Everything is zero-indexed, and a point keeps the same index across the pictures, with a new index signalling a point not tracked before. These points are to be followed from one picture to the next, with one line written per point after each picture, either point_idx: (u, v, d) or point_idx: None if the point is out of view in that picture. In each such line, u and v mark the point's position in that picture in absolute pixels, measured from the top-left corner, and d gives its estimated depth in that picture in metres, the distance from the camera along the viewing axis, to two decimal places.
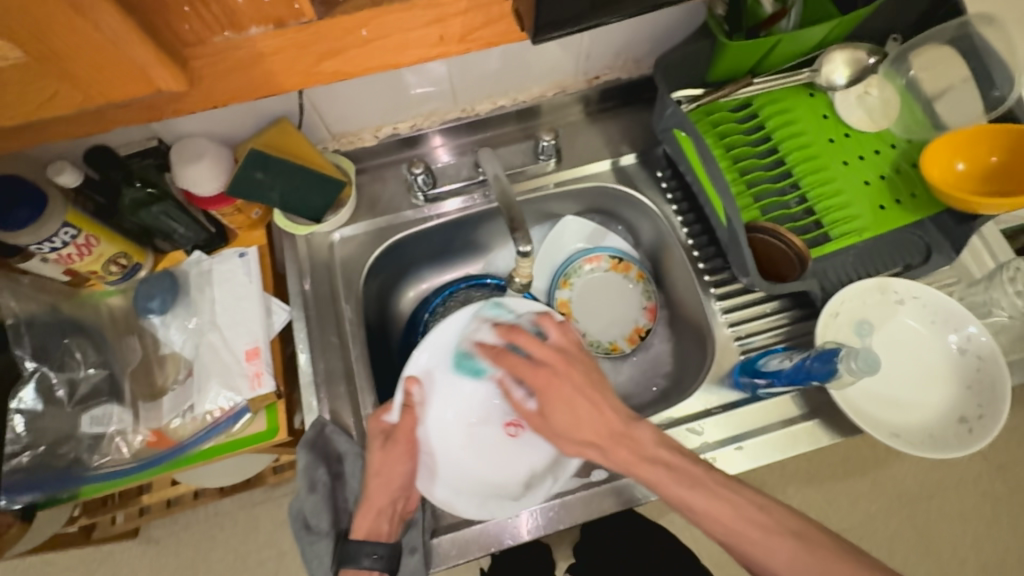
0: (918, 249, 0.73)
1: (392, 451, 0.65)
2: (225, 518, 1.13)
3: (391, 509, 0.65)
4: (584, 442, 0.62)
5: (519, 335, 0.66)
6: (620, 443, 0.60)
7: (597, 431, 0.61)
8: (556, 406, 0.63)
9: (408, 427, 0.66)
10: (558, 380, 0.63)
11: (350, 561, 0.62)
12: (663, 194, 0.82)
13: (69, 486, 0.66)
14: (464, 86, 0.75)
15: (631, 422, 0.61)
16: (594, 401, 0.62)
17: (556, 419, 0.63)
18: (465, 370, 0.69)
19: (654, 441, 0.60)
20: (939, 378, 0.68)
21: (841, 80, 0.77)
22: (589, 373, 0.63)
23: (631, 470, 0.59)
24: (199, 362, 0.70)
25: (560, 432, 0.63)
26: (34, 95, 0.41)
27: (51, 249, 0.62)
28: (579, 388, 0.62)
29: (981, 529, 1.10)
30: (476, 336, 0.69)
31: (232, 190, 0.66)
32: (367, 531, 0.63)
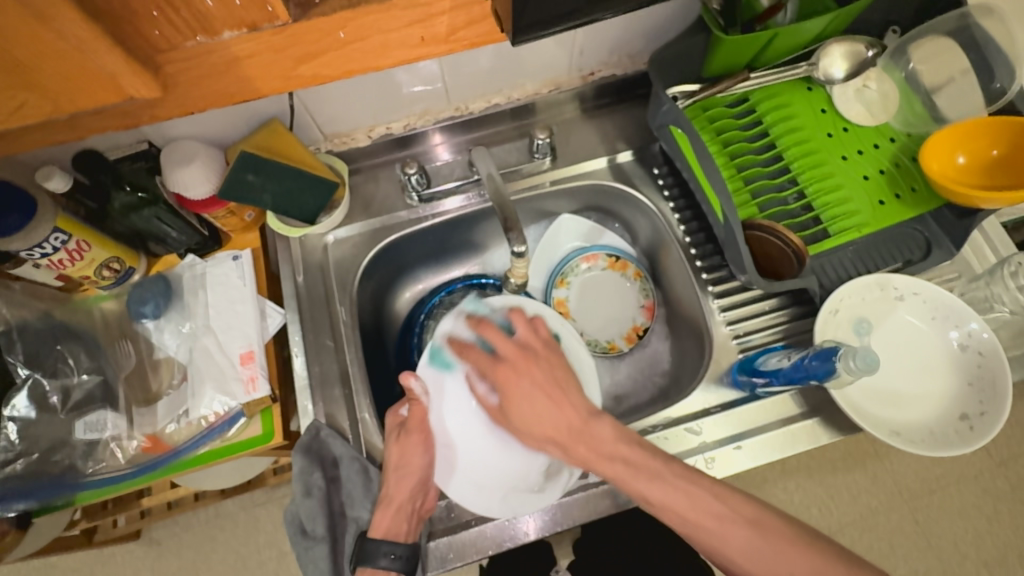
0: (917, 243, 0.72)
1: (405, 440, 0.66)
2: (226, 519, 1.13)
3: (410, 506, 0.64)
4: (541, 437, 0.62)
5: (489, 330, 0.66)
6: (579, 440, 0.60)
7: (559, 429, 0.61)
8: (515, 401, 0.63)
9: (419, 416, 0.67)
10: (517, 375, 0.63)
11: (369, 560, 0.62)
12: (660, 191, 0.81)
13: (63, 492, 0.65)
14: (457, 85, 0.74)
15: (590, 419, 0.61)
16: (554, 398, 0.62)
17: (516, 413, 0.63)
18: (440, 363, 0.68)
19: (613, 437, 0.60)
20: (940, 375, 0.67)
21: (840, 74, 0.75)
22: (552, 370, 0.63)
23: (591, 467, 0.60)
24: (194, 366, 0.69)
25: (520, 427, 0.63)
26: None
27: (42, 254, 0.62)
28: (541, 384, 0.62)
29: (983, 523, 1.09)
30: (449, 331, 0.68)
31: (222, 192, 0.65)
32: (386, 529, 0.63)
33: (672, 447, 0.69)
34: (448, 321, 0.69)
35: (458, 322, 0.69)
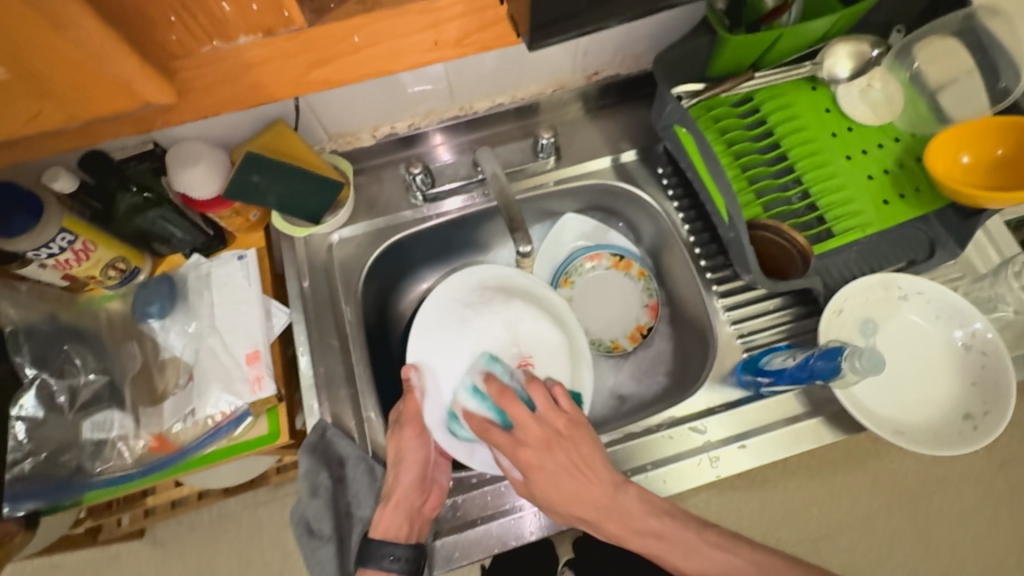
0: (921, 243, 0.73)
1: (400, 435, 0.67)
2: (230, 518, 1.14)
3: (410, 504, 0.64)
4: (573, 517, 0.60)
5: (511, 404, 0.62)
6: (609, 517, 0.60)
7: (590, 508, 0.60)
8: (543, 485, 0.60)
9: (414, 410, 0.67)
10: (545, 463, 0.60)
11: (371, 561, 0.62)
12: (664, 191, 0.81)
13: (70, 492, 0.66)
14: (462, 85, 0.74)
15: (619, 495, 0.60)
16: (582, 478, 0.60)
17: (546, 493, 0.60)
18: (457, 434, 0.66)
19: (643, 511, 0.60)
20: (943, 375, 0.67)
21: (844, 74, 0.76)
22: (577, 450, 0.60)
23: (622, 541, 0.60)
24: (200, 366, 0.70)
25: (548, 505, 0.61)
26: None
27: (48, 255, 0.62)
28: (572, 465, 0.60)
29: (984, 522, 1.10)
30: (466, 403, 0.65)
31: (229, 193, 0.65)
32: (386, 530, 0.63)
33: (676, 447, 0.69)
34: (464, 386, 0.66)
35: (475, 392, 0.65)
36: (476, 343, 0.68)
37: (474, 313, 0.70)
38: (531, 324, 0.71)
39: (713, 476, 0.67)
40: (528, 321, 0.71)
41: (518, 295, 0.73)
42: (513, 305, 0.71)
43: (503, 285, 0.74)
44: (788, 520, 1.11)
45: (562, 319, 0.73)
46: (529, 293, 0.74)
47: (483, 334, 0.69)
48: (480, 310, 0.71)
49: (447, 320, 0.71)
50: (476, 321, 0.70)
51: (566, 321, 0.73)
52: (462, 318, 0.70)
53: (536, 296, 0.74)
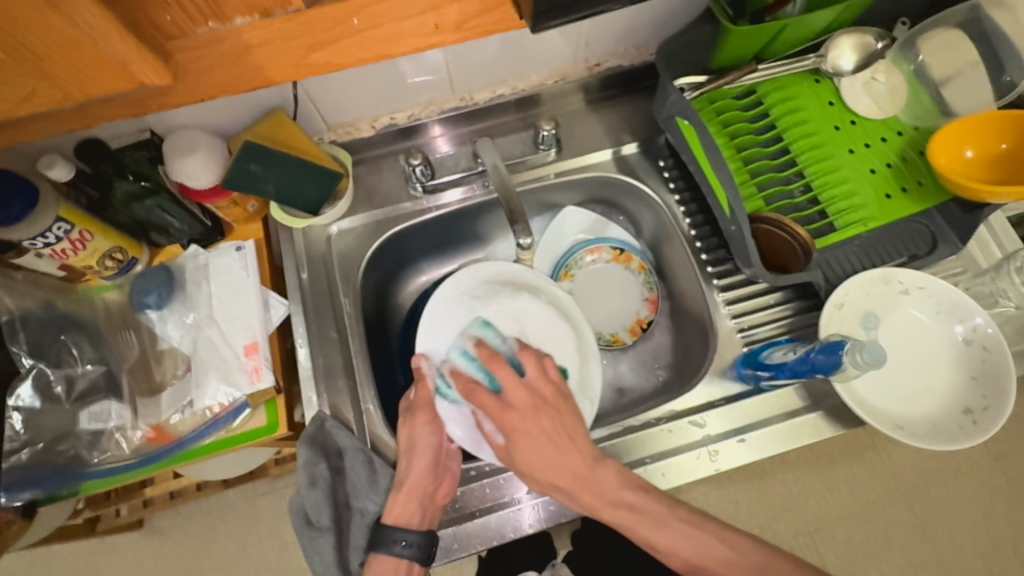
0: (923, 238, 0.72)
1: (414, 423, 0.66)
2: (228, 509, 1.14)
3: (422, 491, 0.64)
4: (546, 483, 0.60)
5: (499, 367, 0.62)
6: (585, 487, 0.60)
7: (566, 476, 0.59)
8: (523, 448, 0.59)
9: (425, 397, 0.67)
10: (526, 426, 0.59)
11: (382, 545, 0.62)
12: (665, 183, 0.81)
13: (68, 482, 0.65)
14: (462, 74, 0.74)
15: (596, 465, 0.60)
16: (562, 446, 0.59)
17: (522, 457, 0.60)
18: (446, 396, 0.66)
19: (617, 483, 0.60)
20: (943, 370, 0.67)
21: (848, 66, 0.75)
22: (561, 419, 0.60)
23: (595, 512, 0.60)
24: (197, 358, 0.69)
25: (525, 471, 0.60)
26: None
27: (45, 244, 0.62)
28: (552, 431, 0.59)
29: (980, 515, 1.10)
30: (455, 364, 0.66)
31: (226, 183, 0.65)
32: (398, 516, 0.63)
33: (676, 440, 0.69)
34: (455, 348, 0.67)
35: (467, 353, 0.66)
36: (483, 331, 0.68)
37: (482, 302, 0.70)
38: (538, 316, 0.70)
39: (712, 470, 0.67)
40: (534, 313, 0.70)
41: (525, 289, 0.73)
42: (521, 297, 0.71)
43: (507, 280, 0.74)
44: (785, 514, 1.11)
45: (568, 314, 0.73)
46: (533, 287, 0.73)
47: (491, 322, 0.69)
48: (487, 299, 0.70)
49: (455, 309, 0.71)
50: (484, 311, 0.69)
51: (573, 316, 0.73)
52: (470, 308, 0.70)
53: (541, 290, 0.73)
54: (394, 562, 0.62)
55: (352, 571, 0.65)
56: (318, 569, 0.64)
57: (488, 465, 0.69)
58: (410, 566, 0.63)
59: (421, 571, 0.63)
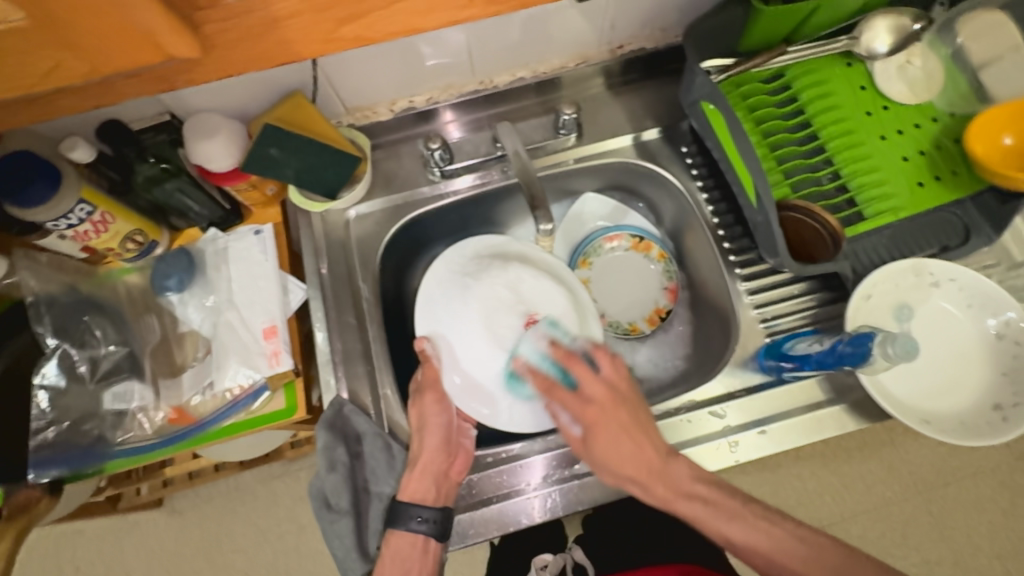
0: (955, 229, 0.70)
1: (421, 402, 0.66)
2: (245, 491, 1.16)
3: (436, 468, 0.64)
4: (623, 477, 0.60)
5: (578, 364, 0.64)
6: (658, 479, 0.60)
7: (639, 469, 0.59)
8: (602, 442, 0.60)
9: (432, 376, 0.67)
10: (606, 418, 0.61)
11: (398, 522, 0.62)
12: (688, 170, 0.79)
13: (92, 461, 0.66)
14: (482, 58, 0.72)
15: (668, 459, 0.60)
16: (638, 438, 0.60)
17: (601, 452, 0.60)
18: (518, 390, 0.66)
19: (691, 477, 0.60)
20: (971, 364, 0.65)
21: (883, 49, 0.73)
22: (637, 413, 0.61)
23: (672, 506, 0.59)
24: (218, 340, 0.70)
25: (602, 465, 0.60)
26: (34, 64, 0.36)
27: (68, 226, 0.62)
28: (627, 427, 0.60)
29: (999, 514, 1.08)
30: (528, 360, 0.66)
31: (246, 166, 0.64)
32: (413, 493, 0.63)
33: (695, 431, 0.68)
34: (524, 344, 0.67)
35: (540, 352, 0.66)
36: (480, 305, 0.68)
37: (475, 278, 0.71)
38: (532, 283, 0.71)
39: (732, 461, 0.66)
40: (529, 280, 0.71)
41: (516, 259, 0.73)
42: (512, 266, 0.71)
43: (500, 253, 0.74)
44: (799, 507, 1.10)
45: (562, 278, 0.73)
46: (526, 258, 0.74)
47: (486, 295, 0.69)
48: (482, 273, 0.71)
49: (450, 289, 0.71)
50: (478, 286, 0.70)
51: (568, 279, 0.74)
52: (465, 284, 0.70)
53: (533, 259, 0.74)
54: (412, 537, 0.62)
55: (370, 554, 0.65)
56: (338, 552, 0.65)
57: (504, 452, 0.69)
58: (427, 542, 0.62)
59: (437, 548, 0.63)
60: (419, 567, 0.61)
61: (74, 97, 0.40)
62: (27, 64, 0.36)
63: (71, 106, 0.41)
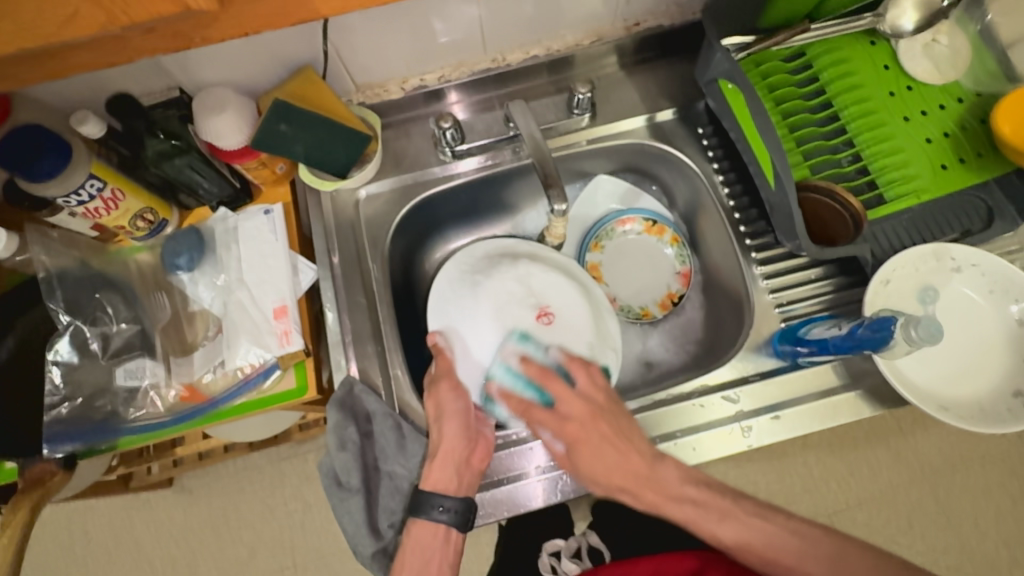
0: (978, 213, 0.68)
1: (438, 394, 0.64)
2: (254, 471, 1.17)
3: (457, 456, 0.62)
4: (610, 485, 0.60)
5: (553, 382, 0.62)
6: (647, 486, 0.60)
7: (628, 478, 0.60)
8: (587, 456, 0.60)
9: (446, 366, 0.65)
10: (585, 434, 0.60)
11: (421, 510, 0.61)
12: (704, 152, 0.77)
13: (106, 437, 0.67)
14: (495, 34, 0.71)
15: (655, 463, 0.60)
16: (623, 448, 0.60)
17: (586, 465, 0.60)
18: (494, 413, 0.64)
19: (681, 480, 0.60)
20: (991, 350, 0.64)
21: (910, 26, 0.70)
22: (618, 424, 0.61)
23: (661, 509, 0.60)
24: (229, 319, 0.69)
25: (590, 477, 0.60)
26: (50, 12, 0.33)
27: (78, 202, 0.62)
28: (610, 437, 0.60)
29: (1007, 504, 1.07)
30: (500, 383, 0.63)
31: (255, 144, 0.64)
32: (435, 482, 0.61)
33: (708, 415, 0.68)
34: (498, 364, 0.64)
35: (512, 370, 0.64)
36: (493, 299, 0.68)
37: (486, 274, 0.71)
38: (543, 277, 0.70)
39: (744, 445, 0.66)
40: (539, 275, 0.70)
41: (525, 256, 0.73)
42: (521, 262, 0.71)
43: (508, 251, 0.74)
44: (806, 495, 1.10)
45: (574, 274, 0.73)
46: (536, 255, 0.74)
47: (498, 290, 0.69)
48: (491, 270, 0.71)
49: (460, 286, 0.71)
50: (489, 282, 0.69)
51: (580, 277, 0.73)
52: (475, 282, 0.70)
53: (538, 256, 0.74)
54: (433, 527, 0.61)
55: (381, 532, 0.65)
56: (349, 529, 0.65)
57: (514, 434, 0.68)
58: (448, 531, 0.62)
59: (459, 538, 0.62)
60: (439, 558, 0.61)
61: (91, 54, 0.37)
62: (43, 12, 0.33)
63: (88, 64, 0.38)
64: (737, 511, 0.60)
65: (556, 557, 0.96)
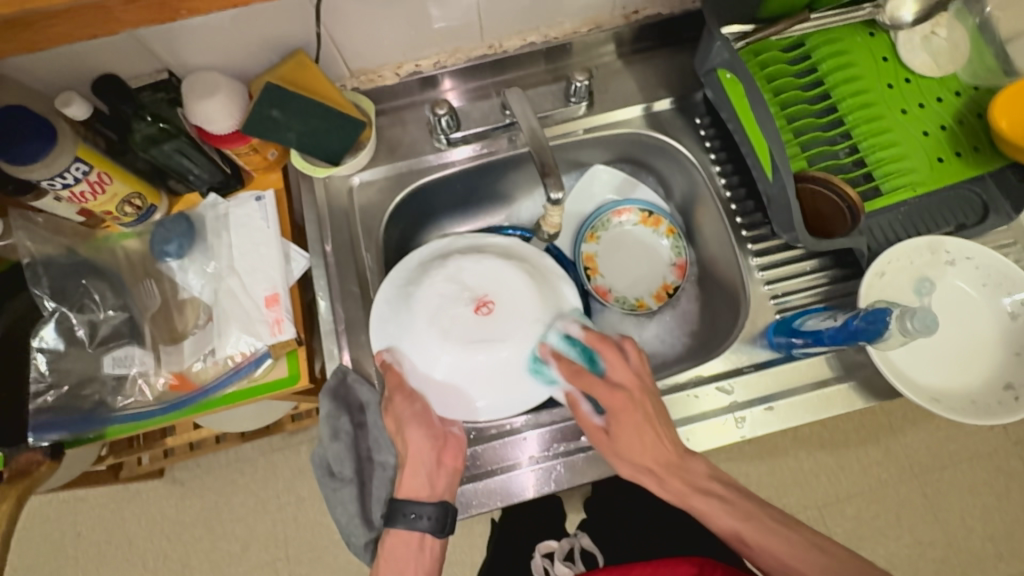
0: (973, 208, 0.68)
1: (394, 409, 0.63)
2: (246, 463, 1.16)
3: (427, 461, 0.61)
4: (642, 469, 0.60)
5: (610, 350, 0.63)
6: (675, 474, 0.60)
7: (659, 461, 0.60)
8: (625, 432, 0.60)
9: (393, 382, 0.64)
10: (633, 406, 0.60)
11: (396, 520, 0.60)
12: (701, 143, 0.77)
13: (94, 425, 0.66)
14: (492, 20, 0.70)
15: (686, 454, 0.61)
16: (662, 430, 0.60)
17: (623, 444, 0.60)
18: (540, 377, 0.64)
19: (708, 475, 0.61)
20: (985, 344, 0.64)
21: (909, 17, 0.70)
22: (660, 406, 0.61)
23: (686, 501, 0.60)
24: (219, 307, 0.68)
25: (624, 454, 0.60)
26: None
27: (63, 185, 0.60)
28: (650, 418, 0.60)
29: (993, 497, 1.09)
30: (552, 345, 0.64)
31: (247, 128, 0.62)
32: (409, 490, 0.61)
33: (702, 406, 0.68)
34: (555, 332, 0.64)
35: (569, 339, 0.64)
36: (427, 309, 0.64)
37: (418, 283, 0.66)
38: (475, 267, 0.65)
39: (738, 436, 0.66)
40: (470, 267, 0.66)
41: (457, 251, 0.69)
42: (451, 260, 0.67)
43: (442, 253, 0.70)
44: (796, 488, 1.10)
45: (512, 254, 0.69)
46: (472, 246, 0.70)
47: (430, 298, 0.64)
48: (423, 277, 0.66)
49: (397, 300, 0.67)
50: (420, 290, 0.65)
51: (520, 253, 0.70)
52: (409, 293, 0.66)
53: (483, 245, 0.70)
54: (407, 537, 0.60)
55: (373, 522, 0.65)
56: (341, 519, 0.65)
57: (508, 425, 0.68)
58: (423, 538, 0.60)
59: (435, 545, 0.61)
60: (413, 567, 0.60)
61: None
62: None
63: None
64: (764, 517, 0.59)
65: (549, 558, 0.92)
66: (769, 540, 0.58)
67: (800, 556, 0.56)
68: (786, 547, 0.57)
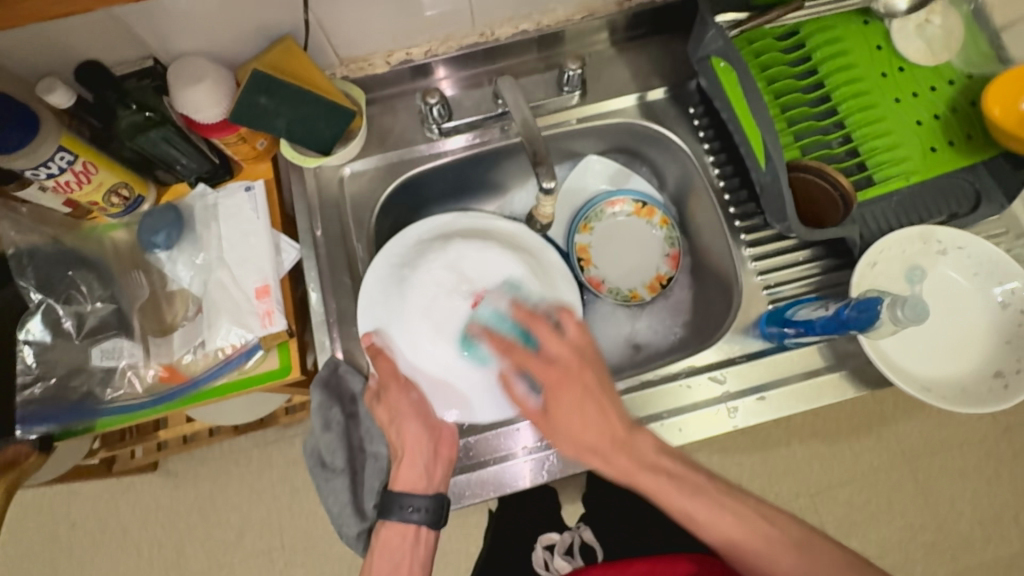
0: (966, 196, 0.68)
1: (388, 399, 0.62)
2: (240, 455, 1.16)
3: (424, 452, 0.61)
4: (584, 447, 0.59)
5: (540, 325, 0.61)
6: (621, 450, 0.59)
7: (602, 438, 0.59)
8: (564, 406, 0.59)
9: (387, 370, 0.62)
10: (569, 380, 0.59)
11: (391, 512, 0.60)
12: (695, 133, 0.76)
13: (83, 417, 0.65)
14: (484, 6, 0.69)
15: (633, 430, 0.60)
16: (602, 405, 0.59)
17: (561, 421, 0.59)
18: (472, 356, 0.63)
19: (655, 449, 0.60)
20: (976, 332, 0.65)
21: (903, 5, 0.70)
22: (602, 379, 0.60)
23: (633, 478, 0.58)
24: (208, 299, 0.68)
25: (564, 433, 0.59)
26: None
27: (48, 175, 0.59)
28: (589, 392, 0.59)
29: (982, 483, 1.10)
30: (483, 323, 0.63)
31: (236, 117, 0.62)
32: (405, 482, 0.60)
33: (694, 396, 0.68)
34: (486, 309, 0.64)
35: (501, 316, 0.63)
36: (421, 295, 0.64)
37: (416, 267, 0.66)
38: (477, 258, 0.66)
39: (730, 426, 0.66)
40: (471, 257, 0.66)
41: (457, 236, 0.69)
42: (452, 245, 0.67)
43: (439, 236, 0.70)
44: (789, 476, 1.11)
45: (515, 246, 0.69)
46: (473, 232, 0.70)
47: (428, 285, 0.65)
48: (421, 262, 0.67)
49: (389, 283, 0.67)
50: (417, 275, 0.65)
51: (524, 247, 0.70)
52: (404, 276, 0.66)
53: (488, 229, 0.70)
54: (402, 529, 0.60)
55: (366, 512, 0.65)
56: (333, 509, 0.65)
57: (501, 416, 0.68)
58: (418, 532, 0.61)
59: (430, 538, 0.61)
60: (409, 560, 0.60)
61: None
62: None
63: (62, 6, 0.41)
64: (715, 493, 0.58)
65: (549, 551, 0.94)
66: (718, 517, 0.57)
67: (752, 532, 0.56)
68: (737, 525, 0.56)
